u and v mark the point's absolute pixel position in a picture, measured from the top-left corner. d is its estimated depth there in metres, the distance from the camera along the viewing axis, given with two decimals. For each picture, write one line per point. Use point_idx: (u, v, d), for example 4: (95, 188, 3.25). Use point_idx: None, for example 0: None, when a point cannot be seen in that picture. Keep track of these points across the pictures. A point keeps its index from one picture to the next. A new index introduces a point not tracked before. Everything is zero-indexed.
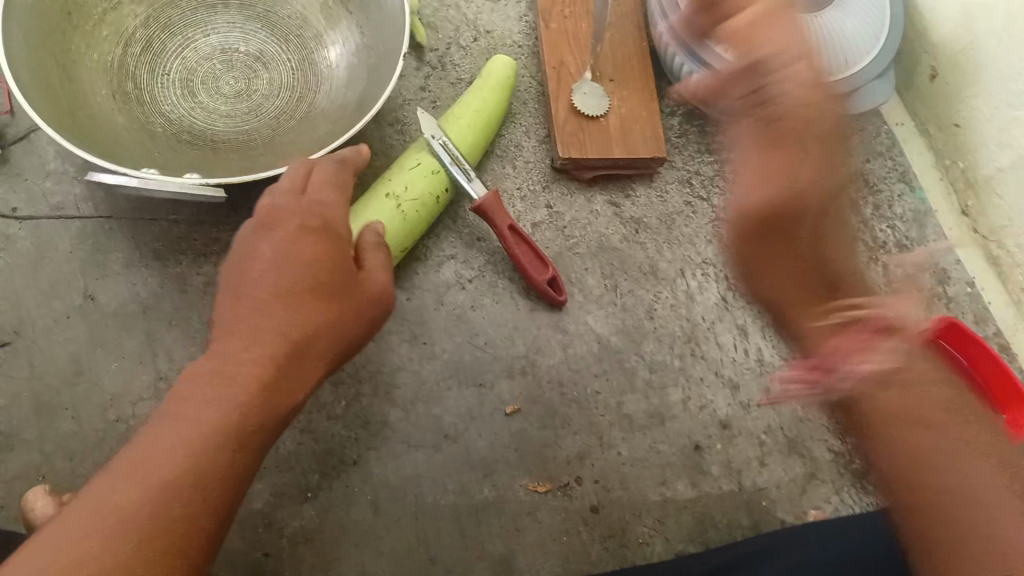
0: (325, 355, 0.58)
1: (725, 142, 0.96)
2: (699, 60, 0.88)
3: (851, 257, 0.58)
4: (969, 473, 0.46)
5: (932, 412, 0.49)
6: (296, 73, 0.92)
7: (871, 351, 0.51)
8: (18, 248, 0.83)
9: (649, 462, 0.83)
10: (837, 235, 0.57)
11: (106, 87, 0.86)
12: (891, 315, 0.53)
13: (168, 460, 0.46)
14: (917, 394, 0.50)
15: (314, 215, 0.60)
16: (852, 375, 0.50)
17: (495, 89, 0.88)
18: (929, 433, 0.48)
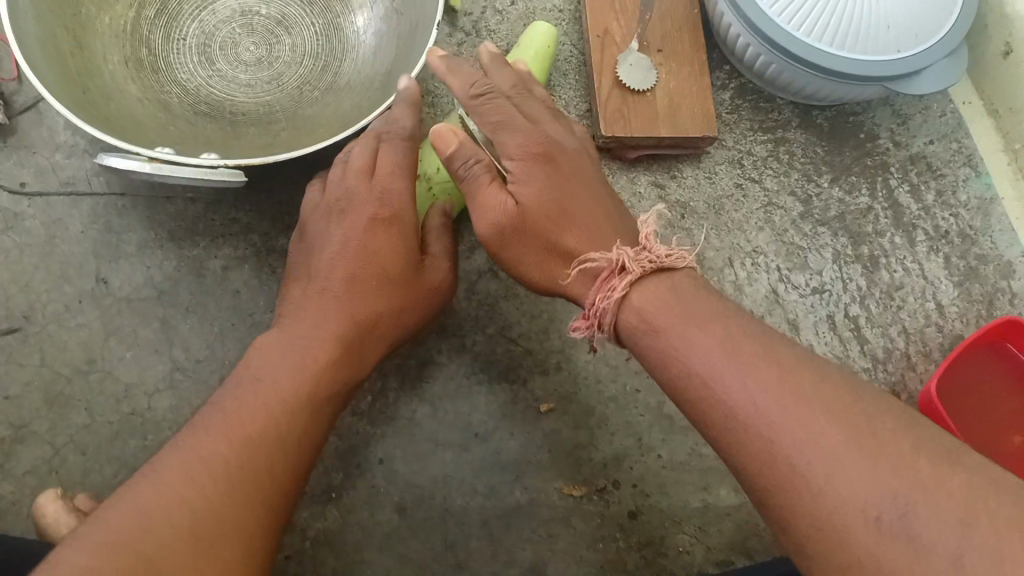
0: (381, 343, 0.70)
1: (781, 120, 0.89)
2: (757, 32, 0.82)
3: (599, 227, 0.62)
4: (727, 375, 0.50)
5: (704, 321, 0.53)
6: (320, 40, 0.85)
7: (604, 285, 0.59)
8: (27, 227, 0.79)
9: (690, 466, 0.79)
10: (566, 219, 0.62)
11: (118, 55, 0.80)
12: (628, 260, 0.58)
13: (192, 486, 0.52)
14: (680, 303, 0.55)
15: (388, 210, 0.69)
16: (600, 311, 0.59)
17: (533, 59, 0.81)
18: (684, 342, 0.53)
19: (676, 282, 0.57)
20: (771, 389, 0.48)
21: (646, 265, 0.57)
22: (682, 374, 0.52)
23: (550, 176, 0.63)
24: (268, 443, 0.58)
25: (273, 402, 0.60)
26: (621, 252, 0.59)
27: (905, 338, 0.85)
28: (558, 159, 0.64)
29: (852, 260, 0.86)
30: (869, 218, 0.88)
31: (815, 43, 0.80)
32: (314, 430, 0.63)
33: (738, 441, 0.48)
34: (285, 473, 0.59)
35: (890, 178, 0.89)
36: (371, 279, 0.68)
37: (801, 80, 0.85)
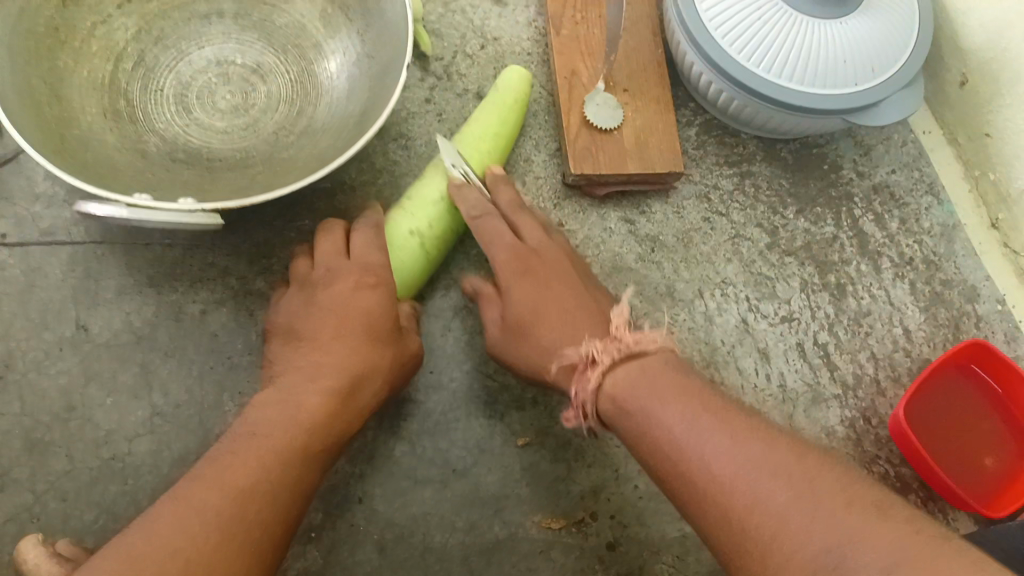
0: (372, 394, 0.70)
1: (745, 154, 0.91)
2: (718, 69, 0.85)
3: (567, 320, 0.71)
4: (702, 441, 0.56)
5: (678, 398, 0.60)
6: (294, 87, 0.87)
7: (580, 377, 0.67)
8: (7, 276, 0.80)
9: (668, 496, 0.80)
10: (539, 320, 0.72)
11: (96, 105, 0.81)
12: (597, 351, 0.66)
13: (182, 533, 0.55)
14: (655, 382, 0.62)
15: (372, 275, 0.72)
16: (583, 398, 0.66)
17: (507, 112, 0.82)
18: (662, 413, 0.60)
19: (651, 364, 0.64)
20: (741, 454, 0.54)
21: (615, 354, 0.66)
22: (659, 444, 0.59)
23: (527, 285, 0.74)
24: (258, 492, 0.59)
25: (264, 454, 0.62)
26: (588, 346, 0.67)
27: (875, 364, 0.86)
28: (536, 269, 0.75)
29: (819, 289, 0.88)
30: (836, 246, 0.89)
31: (775, 78, 0.83)
32: (304, 483, 0.64)
33: (711, 500, 0.54)
34: (272, 523, 0.60)
35: (854, 208, 0.91)
36: (355, 338, 0.70)
37: (764, 115, 0.87)
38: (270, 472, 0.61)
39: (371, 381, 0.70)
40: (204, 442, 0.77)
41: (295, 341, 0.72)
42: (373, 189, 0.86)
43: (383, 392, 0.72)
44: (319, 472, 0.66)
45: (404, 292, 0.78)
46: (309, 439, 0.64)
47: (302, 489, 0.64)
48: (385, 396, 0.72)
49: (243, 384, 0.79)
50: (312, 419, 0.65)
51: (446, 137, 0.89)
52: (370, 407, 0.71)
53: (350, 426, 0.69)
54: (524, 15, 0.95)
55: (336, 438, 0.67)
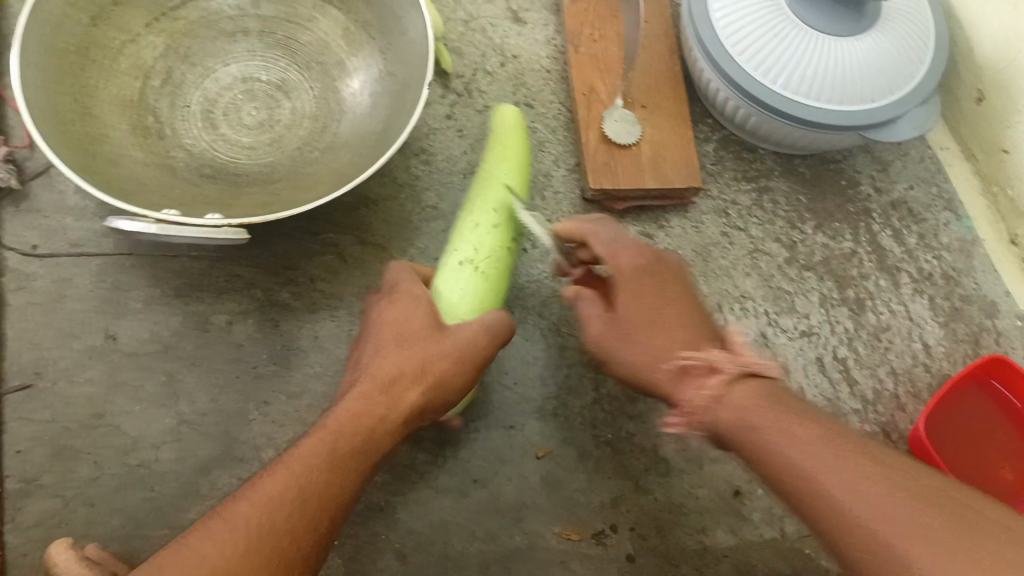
0: (419, 393, 0.67)
1: (763, 170, 0.92)
2: (735, 86, 0.86)
3: (675, 325, 0.61)
4: (823, 475, 0.48)
5: (799, 419, 0.51)
6: (318, 103, 0.89)
7: (696, 384, 0.57)
8: (37, 287, 0.81)
9: (686, 508, 0.80)
10: (652, 329, 0.61)
11: (124, 121, 0.83)
12: (722, 359, 0.56)
13: (206, 544, 0.56)
14: (769, 406, 0.53)
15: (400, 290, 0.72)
16: (695, 410, 0.56)
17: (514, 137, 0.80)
18: (778, 432, 0.51)
19: (765, 390, 0.54)
20: (869, 496, 0.46)
21: (737, 366, 0.56)
22: (768, 458, 0.51)
23: (642, 293, 0.63)
24: (288, 503, 0.58)
25: (298, 462, 0.61)
26: (715, 354, 0.57)
27: (895, 379, 0.86)
28: (658, 278, 0.64)
29: (838, 303, 0.88)
30: (854, 262, 0.90)
31: (791, 95, 0.84)
32: (342, 488, 0.62)
33: (839, 542, 0.46)
34: (304, 533, 0.58)
35: (873, 224, 0.92)
36: (400, 347, 0.68)
37: (779, 131, 0.88)
38: (301, 480, 0.60)
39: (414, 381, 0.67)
40: (228, 451, 0.79)
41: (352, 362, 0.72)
42: (394, 202, 0.88)
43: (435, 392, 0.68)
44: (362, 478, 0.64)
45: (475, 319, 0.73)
46: (347, 447, 0.63)
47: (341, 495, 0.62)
48: (439, 396, 0.68)
49: (267, 393, 0.80)
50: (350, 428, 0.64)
51: (466, 152, 0.90)
52: (419, 407, 0.67)
53: (392, 427, 0.66)
54: (543, 33, 0.96)
55: (377, 442, 0.65)
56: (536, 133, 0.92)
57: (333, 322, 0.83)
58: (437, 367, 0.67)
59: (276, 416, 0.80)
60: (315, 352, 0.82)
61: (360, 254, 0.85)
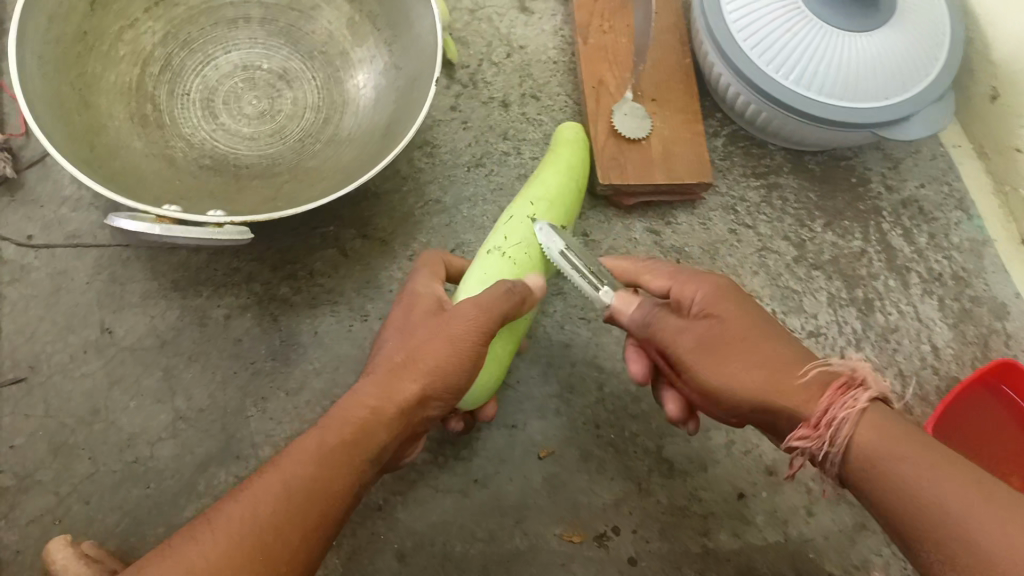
0: (419, 386, 0.61)
1: (773, 166, 0.91)
2: (747, 82, 0.84)
3: (786, 344, 0.56)
4: (943, 490, 0.45)
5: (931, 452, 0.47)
6: (320, 93, 0.87)
7: (837, 402, 0.51)
8: (33, 279, 0.80)
9: (690, 511, 0.79)
10: (759, 348, 0.56)
11: (124, 110, 0.82)
12: (871, 376, 0.51)
13: (194, 543, 0.50)
14: (902, 436, 0.48)
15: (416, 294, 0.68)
16: (835, 426, 0.50)
17: (569, 149, 0.80)
18: (911, 467, 0.47)
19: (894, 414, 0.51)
20: (986, 506, 0.43)
21: (868, 394, 0.51)
22: (902, 481, 0.47)
23: (742, 311, 0.58)
24: (279, 497, 0.52)
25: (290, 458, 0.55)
26: (860, 366, 0.52)
27: (902, 381, 0.85)
28: (748, 304, 0.59)
29: (847, 304, 0.87)
30: (863, 261, 0.89)
31: (804, 92, 0.83)
32: (342, 483, 0.56)
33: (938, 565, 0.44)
34: (297, 531, 0.52)
35: (883, 222, 0.90)
36: (397, 348, 0.64)
37: (792, 128, 0.87)
38: (294, 473, 0.54)
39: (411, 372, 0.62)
40: (226, 447, 0.77)
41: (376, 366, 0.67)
42: (397, 196, 0.86)
43: (438, 383, 0.62)
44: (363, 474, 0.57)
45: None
46: (344, 441, 0.57)
47: (340, 491, 0.55)
48: (442, 387, 0.62)
49: (266, 390, 0.79)
50: (347, 424, 0.58)
51: (471, 145, 0.89)
52: (421, 400, 0.61)
53: (392, 419, 0.60)
54: (550, 23, 0.94)
55: (377, 434, 0.59)
56: (542, 126, 0.90)
57: (332, 317, 0.82)
58: (436, 355, 0.62)
59: (275, 413, 0.78)
60: (314, 348, 0.81)
61: (361, 249, 0.84)
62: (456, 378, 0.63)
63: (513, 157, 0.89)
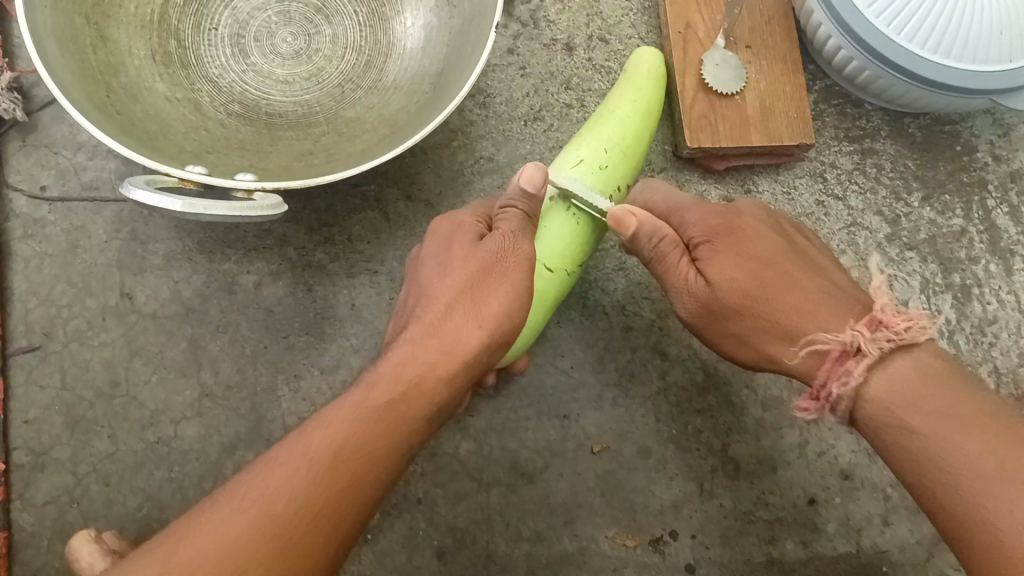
0: (485, 333, 0.55)
1: (869, 129, 0.81)
2: (851, 34, 0.73)
3: (805, 289, 0.55)
4: (963, 441, 0.45)
5: (931, 389, 0.48)
6: (365, 30, 0.77)
7: (837, 368, 0.51)
8: (46, 234, 0.73)
9: (756, 516, 0.73)
10: (761, 295, 0.55)
11: (145, 45, 0.73)
12: (864, 341, 0.50)
13: (239, 502, 0.46)
14: (912, 392, 0.48)
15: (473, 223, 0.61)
16: (834, 395, 0.51)
17: (648, 81, 0.69)
18: (914, 419, 0.48)
19: (927, 362, 0.49)
20: (1001, 461, 0.44)
21: (885, 345, 0.49)
22: (901, 426, 0.48)
23: (742, 249, 0.57)
24: (315, 464, 0.48)
25: (333, 424, 0.50)
26: (854, 331, 0.50)
27: (997, 379, 0.77)
28: (748, 231, 0.57)
29: (941, 290, 0.78)
30: (963, 241, 0.79)
31: (917, 50, 0.70)
32: (389, 444, 0.51)
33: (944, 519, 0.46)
34: (342, 501, 0.48)
35: (988, 198, 0.80)
36: (434, 292, 0.57)
37: (898, 88, 0.75)
38: (331, 441, 0.49)
39: (470, 317, 0.55)
40: (255, 429, 0.72)
41: (414, 295, 0.59)
42: (445, 150, 0.77)
43: (502, 328, 0.56)
44: (417, 433, 0.52)
45: (553, 263, 0.62)
46: (394, 398, 0.52)
47: (390, 449, 0.51)
48: (506, 332, 0.56)
49: (299, 366, 0.73)
50: (400, 381, 0.53)
51: (529, 95, 0.79)
52: (485, 349, 0.55)
53: (454, 375, 0.54)
54: None
55: (434, 388, 0.53)
56: (609, 74, 0.80)
57: (372, 289, 0.74)
58: (492, 302, 0.56)
59: (309, 392, 0.72)
60: (352, 323, 0.74)
61: (405, 212, 0.76)
62: (518, 316, 0.57)
63: (575, 110, 0.79)
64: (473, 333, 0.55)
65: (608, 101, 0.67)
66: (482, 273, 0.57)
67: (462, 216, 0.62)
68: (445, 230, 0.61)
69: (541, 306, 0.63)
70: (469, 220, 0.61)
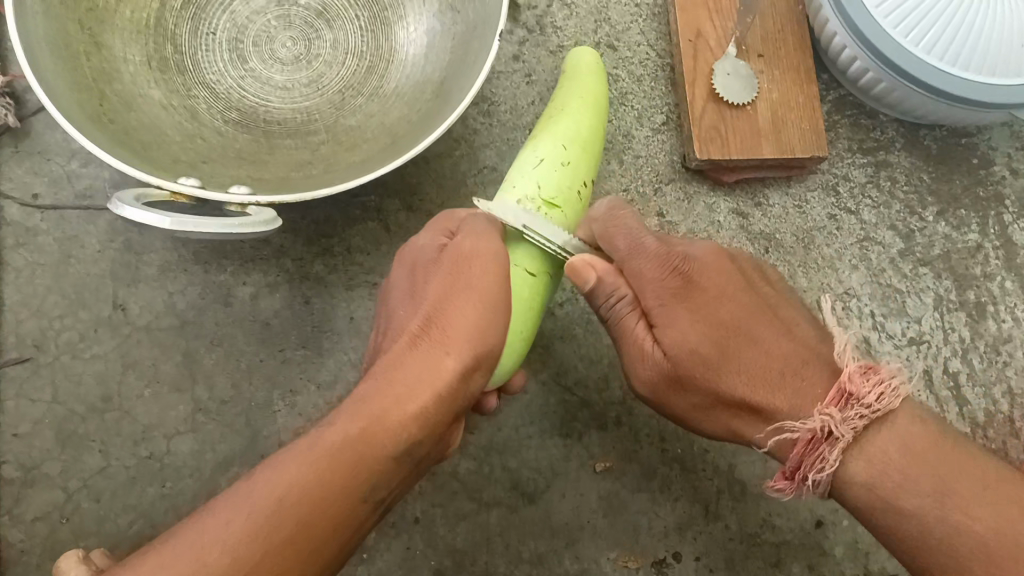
0: (455, 358, 0.53)
1: (883, 140, 0.78)
2: (867, 44, 0.70)
3: (767, 355, 0.52)
4: (949, 512, 0.45)
5: (906, 462, 0.47)
6: (365, 36, 0.75)
7: (811, 455, 0.49)
8: (38, 243, 0.71)
9: (762, 539, 0.71)
10: (727, 367, 0.51)
11: (140, 51, 0.71)
12: (836, 424, 0.48)
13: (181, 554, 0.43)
14: (887, 469, 0.47)
15: (436, 245, 0.59)
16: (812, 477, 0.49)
17: (594, 76, 0.67)
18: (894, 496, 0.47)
19: (903, 428, 0.48)
20: (991, 529, 0.44)
21: (856, 423, 0.48)
22: (889, 508, 0.47)
23: (702, 315, 0.52)
24: (256, 513, 0.44)
25: (288, 459, 0.47)
26: (823, 413, 0.48)
27: (1011, 400, 0.75)
28: (705, 288, 0.52)
29: (955, 307, 0.76)
30: (978, 257, 0.77)
31: (935, 62, 0.68)
32: (348, 485, 0.48)
33: None
34: (289, 556, 0.45)
35: (1005, 212, 0.78)
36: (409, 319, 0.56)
37: (915, 100, 0.73)
38: (284, 477, 0.46)
39: (439, 342, 0.53)
40: (250, 445, 0.70)
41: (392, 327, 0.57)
42: (447, 159, 0.75)
43: (478, 346, 0.53)
44: (381, 472, 0.49)
45: (536, 267, 0.58)
46: (357, 434, 0.49)
47: (352, 488, 0.48)
48: (479, 356, 0.53)
49: (296, 381, 0.71)
50: (367, 413, 0.50)
51: (534, 103, 0.77)
52: (461, 373, 0.53)
53: (429, 408, 0.51)
54: None
55: (402, 422, 0.50)
56: (616, 82, 0.78)
57: (371, 302, 0.73)
58: (464, 315, 0.54)
59: (305, 407, 0.71)
60: (350, 336, 0.72)
61: (405, 222, 0.74)
62: (492, 338, 0.54)
63: None
64: (448, 357, 0.53)
65: (555, 102, 0.66)
66: (450, 290, 0.55)
67: (426, 239, 0.60)
68: (414, 258, 0.60)
69: (528, 313, 0.59)
70: (432, 244, 0.59)
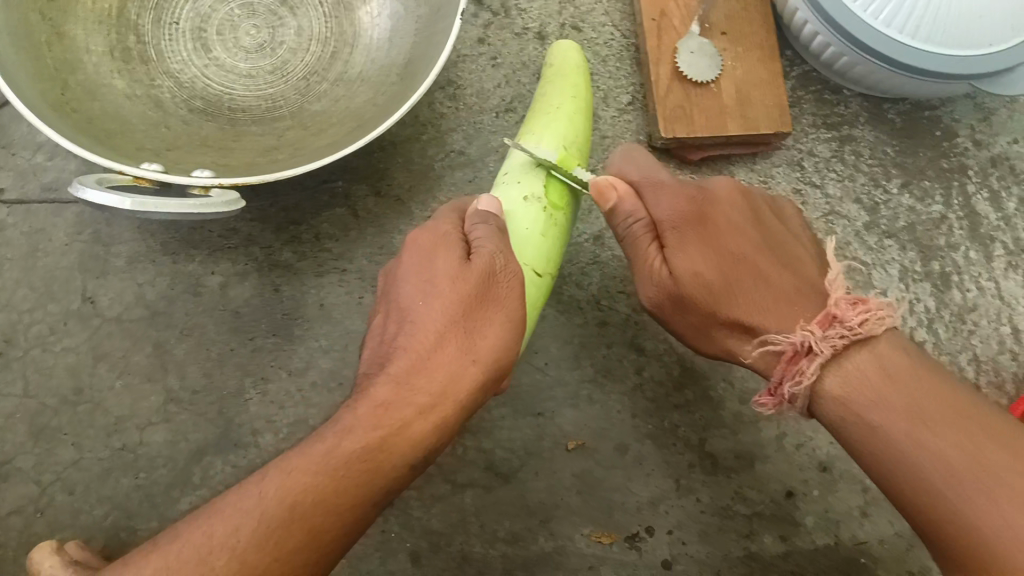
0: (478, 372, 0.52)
1: (847, 115, 0.79)
2: (828, 19, 0.71)
3: (769, 282, 0.52)
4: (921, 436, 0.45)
5: (893, 386, 0.47)
6: (329, 22, 0.75)
7: (791, 367, 0.50)
8: (6, 238, 0.71)
9: (734, 512, 0.72)
10: (730, 291, 0.53)
11: (102, 41, 0.71)
12: (814, 340, 0.48)
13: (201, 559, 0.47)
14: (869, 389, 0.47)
15: (454, 235, 0.55)
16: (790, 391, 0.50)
17: (582, 77, 0.68)
18: (876, 414, 0.46)
19: (888, 355, 0.48)
20: (964, 453, 0.43)
21: (836, 342, 0.48)
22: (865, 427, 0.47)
23: (711, 243, 0.53)
24: (268, 522, 0.47)
25: (300, 467, 0.49)
26: (805, 330, 0.49)
27: (976, 368, 0.76)
28: (716, 218, 0.54)
29: (921, 278, 0.77)
30: (943, 228, 0.78)
31: (895, 35, 0.68)
32: (367, 488, 0.50)
33: (911, 510, 0.45)
34: (298, 558, 0.48)
35: (968, 183, 0.79)
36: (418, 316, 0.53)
37: (879, 75, 0.73)
38: (296, 487, 0.48)
39: (465, 352, 0.51)
40: (224, 434, 0.70)
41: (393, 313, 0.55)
42: (415, 143, 0.75)
43: (499, 364, 0.53)
44: (398, 479, 0.51)
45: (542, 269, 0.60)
46: (374, 443, 0.50)
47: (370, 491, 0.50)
48: (502, 368, 0.53)
49: (268, 368, 0.71)
50: (385, 419, 0.50)
51: (500, 86, 0.77)
52: (482, 386, 0.52)
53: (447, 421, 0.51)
54: None
55: (421, 434, 0.51)
56: None
57: (341, 288, 0.73)
58: (488, 335, 0.52)
59: (278, 395, 0.71)
60: (321, 323, 0.72)
61: (374, 207, 0.74)
62: (513, 350, 0.53)
63: None
64: (472, 371, 0.51)
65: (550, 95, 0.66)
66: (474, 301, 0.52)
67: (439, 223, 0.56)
68: (426, 247, 0.55)
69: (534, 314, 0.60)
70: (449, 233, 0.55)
